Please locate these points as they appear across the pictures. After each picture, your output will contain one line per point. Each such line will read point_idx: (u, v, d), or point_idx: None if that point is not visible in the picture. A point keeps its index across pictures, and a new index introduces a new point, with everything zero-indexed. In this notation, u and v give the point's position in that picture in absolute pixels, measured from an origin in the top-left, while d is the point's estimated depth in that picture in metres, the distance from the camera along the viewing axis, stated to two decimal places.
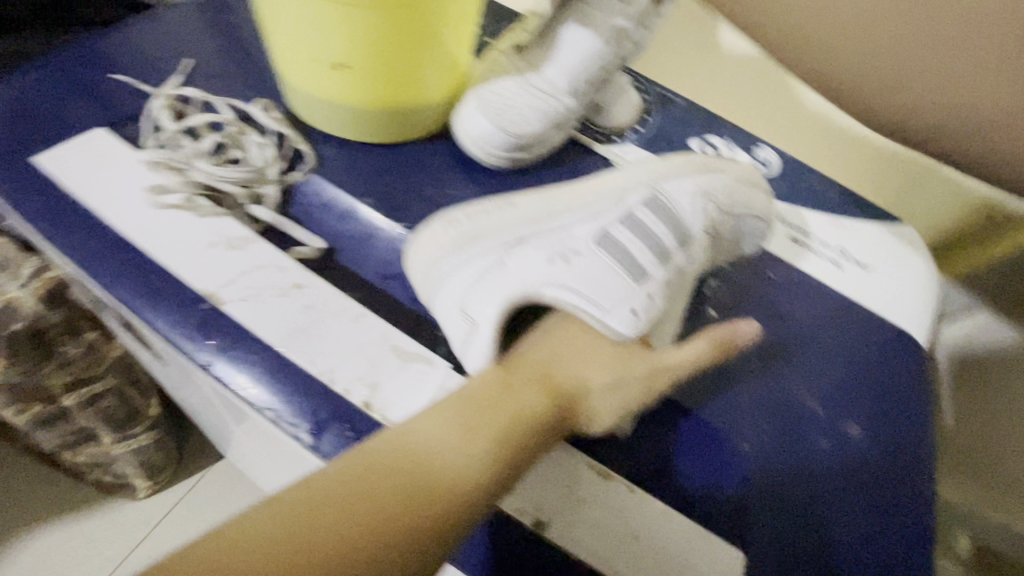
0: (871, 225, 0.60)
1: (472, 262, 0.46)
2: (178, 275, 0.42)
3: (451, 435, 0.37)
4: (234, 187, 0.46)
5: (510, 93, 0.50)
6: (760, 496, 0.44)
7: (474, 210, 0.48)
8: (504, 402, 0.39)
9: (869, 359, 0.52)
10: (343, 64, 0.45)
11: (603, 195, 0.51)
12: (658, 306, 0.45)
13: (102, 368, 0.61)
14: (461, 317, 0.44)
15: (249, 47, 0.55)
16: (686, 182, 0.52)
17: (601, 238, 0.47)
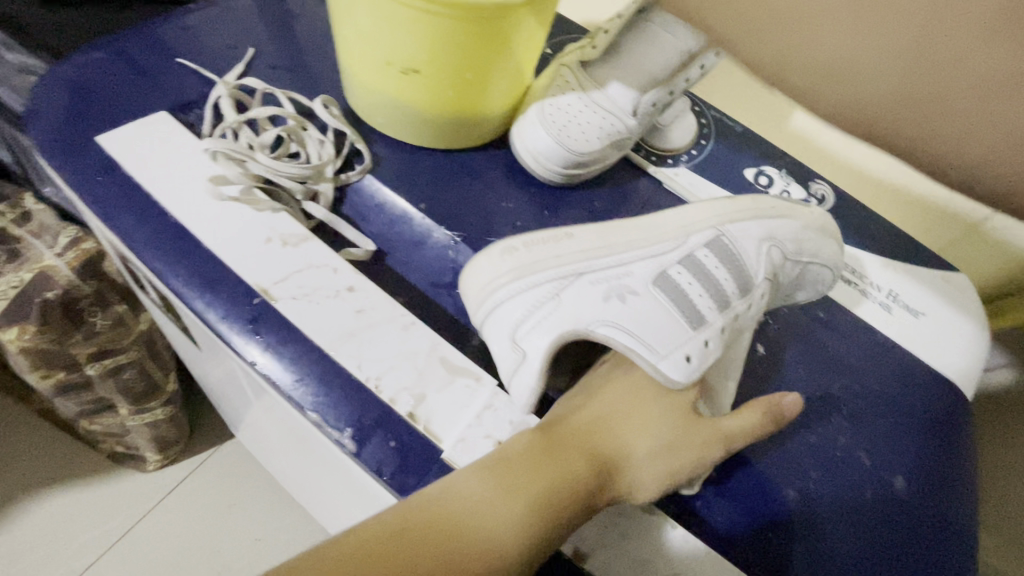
0: (933, 273, 0.56)
1: (527, 291, 0.43)
2: (234, 267, 0.41)
3: (511, 489, 0.35)
4: (291, 183, 0.46)
5: (574, 109, 0.49)
6: (806, 549, 0.40)
7: (534, 239, 0.45)
8: (568, 463, 0.37)
9: (926, 415, 0.49)
10: (414, 69, 0.44)
11: (667, 231, 0.47)
12: (713, 354, 0.43)
13: (126, 342, 0.69)
14: (512, 347, 0.41)
15: (310, 46, 0.56)
16: (754, 226, 0.49)
17: (659, 278, 0.45)
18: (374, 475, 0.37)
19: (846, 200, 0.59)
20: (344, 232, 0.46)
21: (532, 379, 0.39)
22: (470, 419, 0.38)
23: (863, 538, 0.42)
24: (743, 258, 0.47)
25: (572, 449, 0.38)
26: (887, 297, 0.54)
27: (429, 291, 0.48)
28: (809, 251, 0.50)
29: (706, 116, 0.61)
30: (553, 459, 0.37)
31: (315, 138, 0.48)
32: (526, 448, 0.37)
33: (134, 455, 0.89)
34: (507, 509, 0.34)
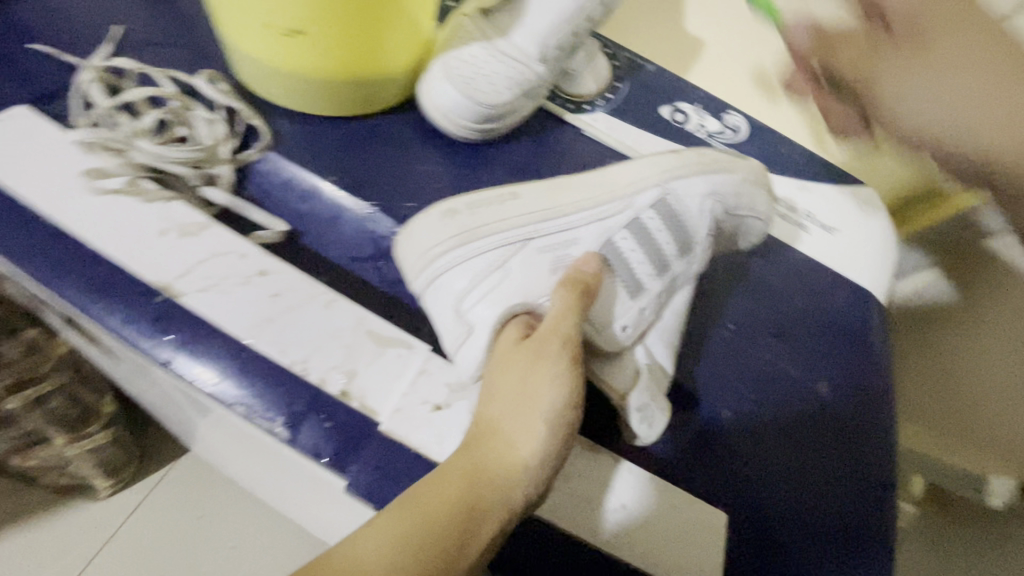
0: (845, 190, 0.59)
1: (473, 259, 0.42)
2: (128, 265, 0.38)
3: (396, 540, 0.28)
4: (183, 168, 0.42)
5: (479, 59, 0.47)
6: (744, 456, 0.44)
7: (476, 201, 0.43)
8: (443, 491, 0.30)
9: (845, 325, 0.52)
10: (298, 30, 0.40)
11: (612, 191, 0.46)
12: (647, 321, 0.43)
13: (50, 368, 0.64)
14: (455, 320, 0.40)
15: (188, 18, 0.51)
16: (698, 182, 0.47)
17: (605, 245, 0.44)
18: (313, 458, 0.36)
19: (761, 129, 0.60)
20: (250, 215, 0.44)
21: (476, 357, 0.37)
22: (405, 388, 0.37)
23: (794, 441, 0.45)
24: (686, 219, 0.46)
25: (451, 473, 0.31)
26: (804, 217, 0.56)
27: (351, 266, 0.47)
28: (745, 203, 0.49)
29: (618, 58, 0.60)
30: (427, 490, 0.30)
31: (203, 118, 0.44)
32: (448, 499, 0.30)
33: (82, 485, 0.83)
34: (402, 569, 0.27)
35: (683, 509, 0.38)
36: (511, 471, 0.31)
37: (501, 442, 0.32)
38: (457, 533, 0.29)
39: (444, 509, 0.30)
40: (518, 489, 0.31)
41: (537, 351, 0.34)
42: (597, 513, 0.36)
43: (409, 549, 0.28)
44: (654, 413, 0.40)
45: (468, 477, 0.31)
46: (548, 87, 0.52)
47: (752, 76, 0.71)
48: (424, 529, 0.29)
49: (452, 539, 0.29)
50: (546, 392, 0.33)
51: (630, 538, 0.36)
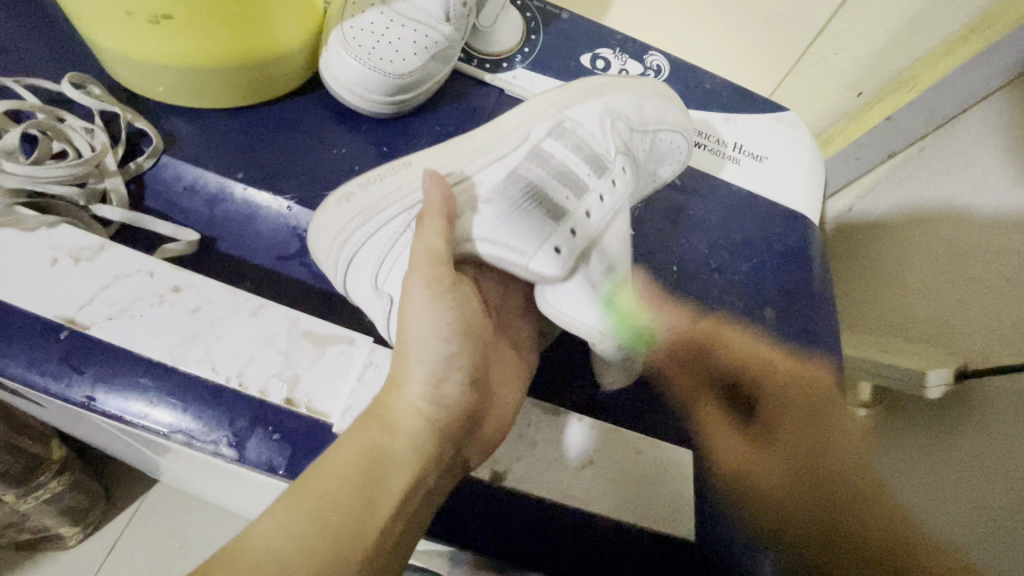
0: (770, 117, 0.59)
1: (376, 237, 0.39)
2: (21, 306, 0.34)
3: (298, 517, 0.27)
4: (65, 187, 0.38)
5: (379, 27, 0.44)
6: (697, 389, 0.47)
7: (368, 177, 0.41)
8: (345, 450, 0.30)
9: (783, 249, 0.54)
10: (165, 13, 0.36)
11: (505, 136, 0.45)
12: (582, 242, 0.41)
13: None
14: (375, 296, 0.38)
15: (52, 21, 0.46)
16: (592, 105, 0.47)
17: (511, 176, 0.41)
18: (268, 472, 0.34)
19: (682, 65, 0.59)
20: (155, 228, 0.40)
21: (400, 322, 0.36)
22: (353, 385, 0.35)
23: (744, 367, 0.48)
24: (591, 138, 0.45)
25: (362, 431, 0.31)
26: (734, 149, 0.56)
27: (277, 265, 0.44)
28: (653, 121, 0.49)
29: (530, 9, 0.57)
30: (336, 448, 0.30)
31: (80, 128, 0.40)
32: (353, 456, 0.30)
33: (46, 538, 0.79)
34: (307, 534, 0.26)
35: (654, 458, 0.39)
36: (408, 416, 0.32)
37: (398, 394, 0.32)
38: (363, 495, 0.29)
39: (346, 472, 0.29)
40: (421, 436, 0.32)
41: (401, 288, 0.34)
42: (567, 475, 0.37)
43: (314, 508, 0.27)
44: (627, 347, 0.41)
45: (375, 439, 0.31)
46: (460, 48, 0.49)
47: (668, 10, 0.69)
48: (328, 497, 0.28)
49: (359, 502, 0.28)
50: (419, 323, 0.34)
51: (602, 492, 0.37)
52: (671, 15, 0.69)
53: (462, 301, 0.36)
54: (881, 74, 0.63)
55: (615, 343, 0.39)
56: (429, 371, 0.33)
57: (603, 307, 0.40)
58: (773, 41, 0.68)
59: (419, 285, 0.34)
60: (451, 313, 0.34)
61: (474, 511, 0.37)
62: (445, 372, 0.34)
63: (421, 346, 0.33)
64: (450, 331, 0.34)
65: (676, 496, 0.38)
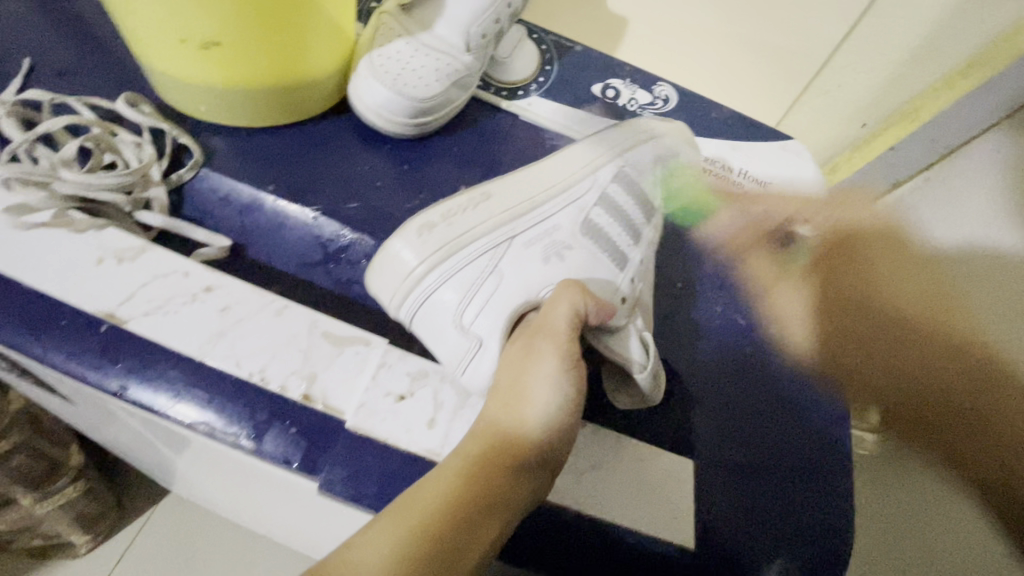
0: (775, 145, 0.61)
1: (461, 270, 0.42)
2: (68, 299, 0.37)
3: (392, 544, 0.29)
4: (114, 194, 0.41)
5: (405, 55, 0.47)
6: (709, 400, 0.46)
7: (451, 210, 0.43)
8: (444, 488, 0.31)
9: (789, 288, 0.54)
10: (213, 41, 0.39)
11: (578, 174, 0.47)
12: (639, 290, 0.46)
13: (5, 428, 0.60)
14: (461, 334, 0.40)
15: (111, 49, 0.51)
16: (649, 150, 0.51)
17: (585, 224, 0.46)
18: (283, 465, 0.36)
19: (688, 95, 0.62)
20: (191, 233, 0.43)
21: (491, 366, 0.39)
22: (367, 383, 0.37)
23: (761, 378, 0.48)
24: (644, 185, 0.50)
25: (450, 471, 0.32)
26: (740, 175, 0.58)
27: (300, 271, 0.47)
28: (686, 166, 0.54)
29: (545, 42, 0.61)
30: (429, 488, 0.31)
31: (130, 142, 0.43)
32: (449, 496, 0.31)
33: (59, 543, 0.80)
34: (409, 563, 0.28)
35: (662, 470, 0.40)
36: (509, 468, 0.33)
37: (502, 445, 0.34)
38: (456, 539, 0.30)
39: (444, 511, 0.31)
40: (522, 487, 0.33)
41: (531, 350, 0.37)
42: (566, 479, 0.37)
43: (413, 546, 0.29)
44: (660, 374, 0.43)
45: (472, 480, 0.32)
46: (478, 76, 0.53)
47: (676, 45, 0.73)
48: (427, 524, 0.30)
49: (451, 543, 0.30)
50: (543, 389, 0.35)
51: (604, 497, 0.37)
52: (680, 50, 0.73)
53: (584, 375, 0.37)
54: (883, 107, 0.65)
55: (654, 375, 0.41)
56: (545, 431, 0.34)
57: (641, 338, 0.42)
58: (778, 75, 0.71)
59: (552, 355, 0.36)
60: (576, 386, 0.36)
61: None
62: (557, 440, 0.35)
63: (542, 408, 0.35)
64: (571, 404, 0.35)
65: (678, 505, 0.39)
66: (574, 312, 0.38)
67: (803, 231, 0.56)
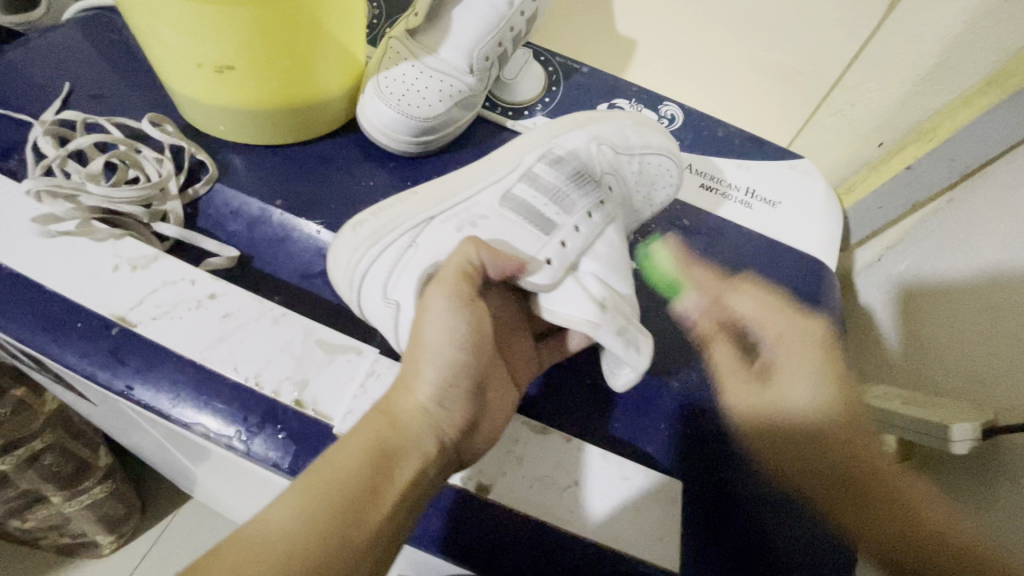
0: (782, 164, 0.60)
1: (384, 253, 0.42)
2: (82, 303, 0.39)
3: (298, 499, 0.29)
4: (133, 207, 0.44)
5: (408, 77, 0.49)
6: (700, 424, 0.46)
7: (380, 206, 0.46)
8: (351, 442, 0.32)
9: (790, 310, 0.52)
10: (227, 65, 0.42)
11: (501, 163, 0.49)
12: (573, 252, 0.44)
13: (38, 427, 0.63)
14: (384, 305, 0.41)
15: (147, 74, 0.56)
16: (579, 132, 0.51)
17: (506, 200, 0.46)
18: (272, 468, 0.37)
19: (694, 115, 0.63)
20: (203, 244, 0.45)
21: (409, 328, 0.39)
22: (355, 391, 0.38)
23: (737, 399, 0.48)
24: (577, 160, 0.49)
25: (362, 427, 0.33)
26: (745, 194, 0.58)
27: (302, 283, 0.48)
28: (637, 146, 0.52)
29: (552, 64, 0.63)
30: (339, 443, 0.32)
31: (151, 158, 0.47)
32: (363, 448, 0.32)
33: (84, 543, 0.83)
34: (313, 516, 0.29)
35: (647, 487, 0.39)
36: (413, 418, 0.34)
37: (405, 393, 0.35)
38: (367, 486, 0.31)
39: (356, 461, 0.31)
40: (427, 433, 0.34)
41: (424, 299, 0.37)
42: (539, 488, 0.38)
43: (323, 504, 0.29)
44: (634, 335, 0.40)
45: (381, 431, 0.33)
46: (482, 96, 0.54)
47: (688, 65, 0.73)
48: (337, 478, 0.30)
49: (362, 492, 0.30)
50: (436, 330, 0.35)
51: (583, 513, 0.37)
52: (692, 70, 0.74)
53: (482, 315, 0.37)
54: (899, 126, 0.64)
55: (613, 328, 0.39)
56: (441, 372, 0.35)
57: (597, 299, 0.41)
58: (791, 93, 0.70)
59: (441, 295, 0.36)
60: (469, 325, 0.36)
61: (466, 538, 0.36)
62: (454, 377, 0.36)
63: (434, 349, 0.35)
64: (463, 342, 0.36)
65: (659, 526, 0.37)
66: (468, 260, 0.38)
67: (766, 334, 0.52)
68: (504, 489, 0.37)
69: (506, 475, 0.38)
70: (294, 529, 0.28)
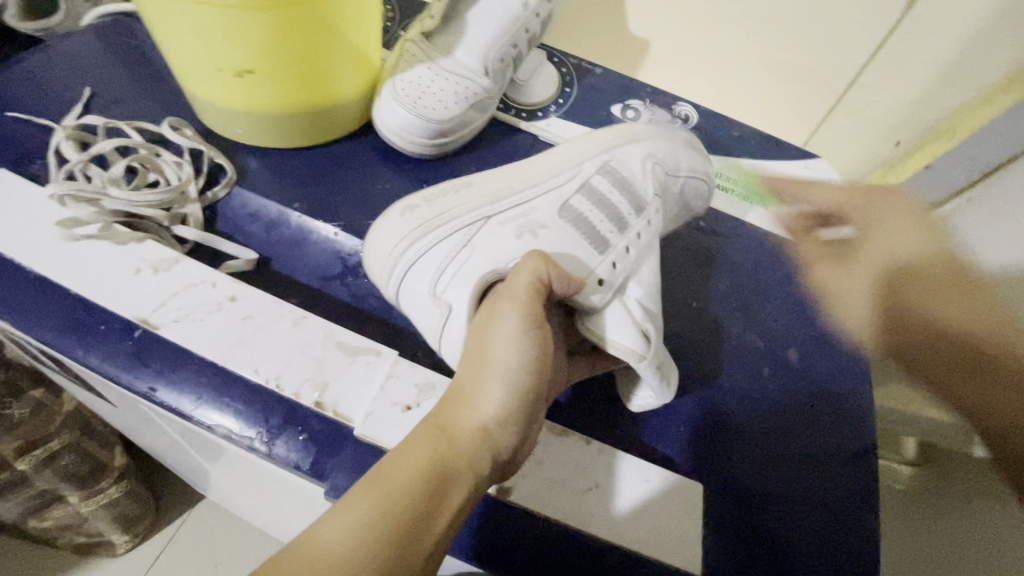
0: (798, 163, 0.60)
1: (436, 247, 0.43)
2: (105, 305, 0.40)
3: (357, 516, 0.29)
4: (154, 210, 0.44)
5: (425, 79, 0.49)
6: (721, 430, 0.45)
7: (432, 193, 0.45)
8: (409, 458, 0.32)
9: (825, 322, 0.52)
10: (247, 69, 0.42)
11: (561, 168, 0.48)
12: (621, 276, 0.45)
13: (56, 427, 0.64)
14: (433, 303, 0.41)
15: (165, 79, 0.56)
16: (635, 148, 0.51)
17: (564, 210, 0.46)
18: (293, 469, 0.37)
19: (709, 115, 0.62)
20: (222, 247, 0.46)
21: (457, 338, 0.40)
22: (376, 393, 0.38)
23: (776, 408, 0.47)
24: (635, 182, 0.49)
25: (420, 441, 0.33)
26: (761, 194, 0.58)
27: (319, 285, 0.49)
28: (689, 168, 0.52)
29: (564, 65, 0.63)
30: (396, 458, 0.32)
31: (170, 161, 0.47)
32: (419, 468, 0.32)
33: (100, 542, 0.84)
34: (370, 539, 0.29)
35: (667, 491, 0.38)
36: (472, 436, 0.34)
37: (468, 412, 0.35)
38: (424, 508, 0.31)
39: (412, 478, 0.31)
40: (484, 455, 0.34)
41: (492, 313, 0.38)
42: (560, 490, 0.38)
43: (376, 524, 0.29)
44: (668, 370, 0.42)
45: (438, 447, 0.33)
46: (496, 98, 0.54)
47: (701, 65, 0.73)
48: (392, 497, 0.30)
49: (419, 513, 0.30)
50: (507, 351, 0.37)
51: (607, 516, 0.37)
52: (704, 70, 0.74)
53: (545, 338, 0.39)
54: None
55: (655, 366, 0.40)
56: (507, 390, 0.36)
57: (642, 329, 0.42)
58: (803, 92, 0.70)
59: (513, 316, 0.37)
60: (536, 348, 0.38)
61: (484, 539, 0.36)
62: (517, 401, 0.36)
63: (503, 371, 0.36)
64: (531, 367, 0.37)
65: (684, 529, 0.37)
66: (537, 278, 0.39)
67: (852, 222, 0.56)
68: (524, 490, 0.37)
69: (528, 476, 0.38)
70: (350, 550, 0.28)
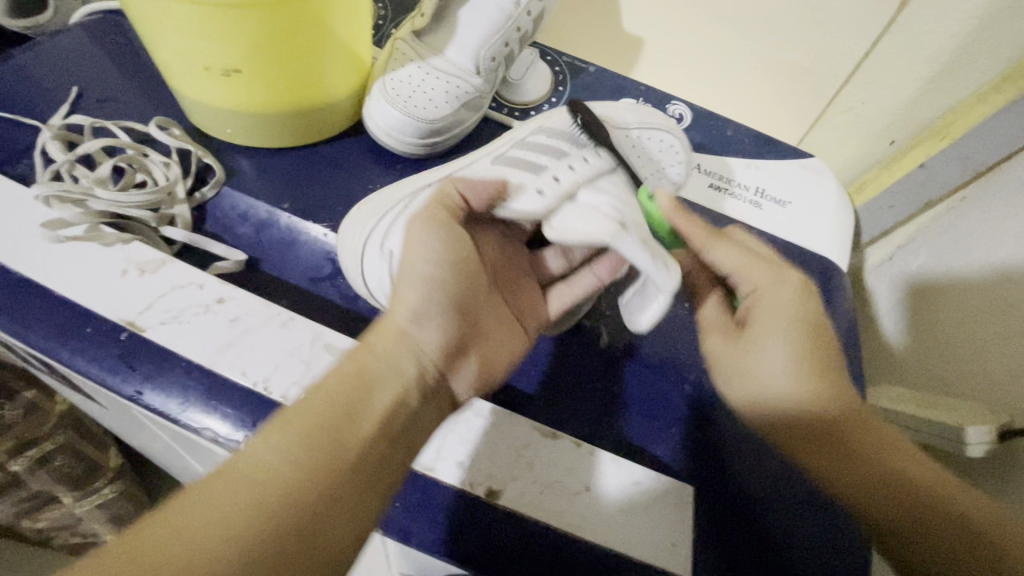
0: (791, 163, 0.60)
1: (389, 219, 0.44)
2: (91, 307, 0.39)
3: (297, 433, 0.30)
4: (141, 211, 0.44)
5: (415, 78, 0.49)
6: (713, 415, 0.47)
7: (388, 187, 0.49)
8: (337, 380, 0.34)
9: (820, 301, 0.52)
10: (234, 68, 0.42)
11: (503, 140, 0.52)
12: (566, 185, 0.44)
13: (47, 429, 0.63)
14: (381, 256, 0.42)
15: (155, 78, 0.56)
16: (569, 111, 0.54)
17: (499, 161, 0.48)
18: None
19: (703, 114, 0.62)
20: (210, 248, 0.45)
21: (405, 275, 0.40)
22: None
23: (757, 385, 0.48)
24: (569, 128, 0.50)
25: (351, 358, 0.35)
26: (755, 194, 0.57)
27: (309, 286, 0.48)
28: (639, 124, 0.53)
29: (558, 63, 0.62)
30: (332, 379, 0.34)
31: (159, 162, 0.47)
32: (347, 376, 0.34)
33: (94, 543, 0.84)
34: (307, 447, 0.30)
35: (657, 493, 0.38)
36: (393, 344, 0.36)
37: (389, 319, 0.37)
38: (346, 414, 0.32)
39: (344, 398, 0.33)
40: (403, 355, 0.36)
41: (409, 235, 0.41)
42: (550, 493, 0.37)
43: (313, 434, 0.31)
44: (665, 262, 0.38)
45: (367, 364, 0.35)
46: (488, 97, 0.54)
47: (696, 64, 0.73)
48: (328, 416, 0.32)
49: (342, 419, 0.32)
50: (417, 250, 0.39)
51: (596, 518, 0.37)
52: (698, 68, 0.73)
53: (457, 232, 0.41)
54: None
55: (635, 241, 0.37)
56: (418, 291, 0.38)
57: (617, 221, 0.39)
58: (797, 91, 0.70)
59: (420, 222, 0.40)
60: (443, 241, 0.40)
61: (472, 543, 0.36)
62: (430, 292, 0.39)
63: (415, 272, 0.39)
64: (442, 258, 0.40)
65: (675, 531, 0.37)
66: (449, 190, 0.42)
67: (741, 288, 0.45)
68: (514, 492, 0.37)
69: (518, 479, 0.38)
70: (296, 462, 0.29)
